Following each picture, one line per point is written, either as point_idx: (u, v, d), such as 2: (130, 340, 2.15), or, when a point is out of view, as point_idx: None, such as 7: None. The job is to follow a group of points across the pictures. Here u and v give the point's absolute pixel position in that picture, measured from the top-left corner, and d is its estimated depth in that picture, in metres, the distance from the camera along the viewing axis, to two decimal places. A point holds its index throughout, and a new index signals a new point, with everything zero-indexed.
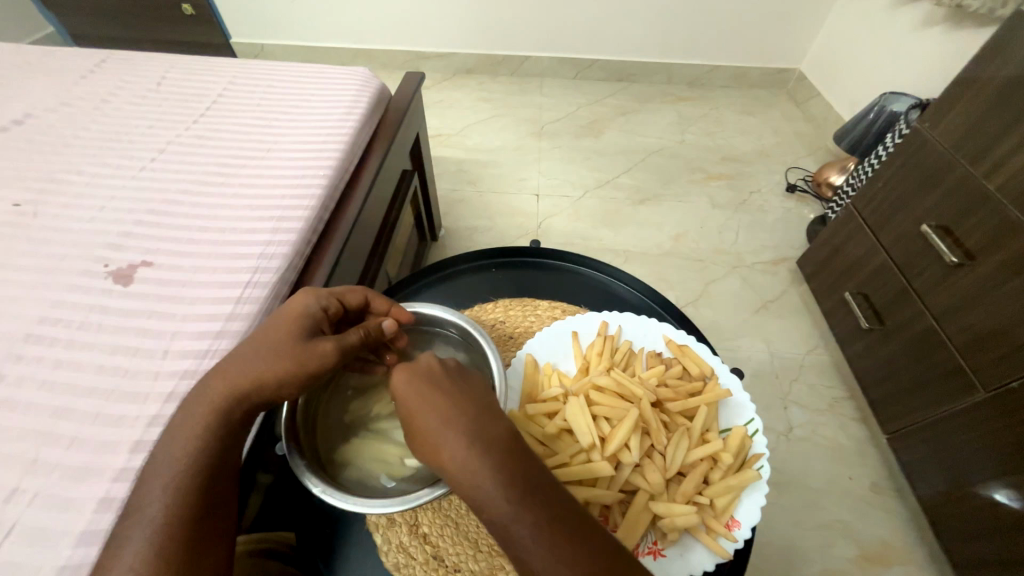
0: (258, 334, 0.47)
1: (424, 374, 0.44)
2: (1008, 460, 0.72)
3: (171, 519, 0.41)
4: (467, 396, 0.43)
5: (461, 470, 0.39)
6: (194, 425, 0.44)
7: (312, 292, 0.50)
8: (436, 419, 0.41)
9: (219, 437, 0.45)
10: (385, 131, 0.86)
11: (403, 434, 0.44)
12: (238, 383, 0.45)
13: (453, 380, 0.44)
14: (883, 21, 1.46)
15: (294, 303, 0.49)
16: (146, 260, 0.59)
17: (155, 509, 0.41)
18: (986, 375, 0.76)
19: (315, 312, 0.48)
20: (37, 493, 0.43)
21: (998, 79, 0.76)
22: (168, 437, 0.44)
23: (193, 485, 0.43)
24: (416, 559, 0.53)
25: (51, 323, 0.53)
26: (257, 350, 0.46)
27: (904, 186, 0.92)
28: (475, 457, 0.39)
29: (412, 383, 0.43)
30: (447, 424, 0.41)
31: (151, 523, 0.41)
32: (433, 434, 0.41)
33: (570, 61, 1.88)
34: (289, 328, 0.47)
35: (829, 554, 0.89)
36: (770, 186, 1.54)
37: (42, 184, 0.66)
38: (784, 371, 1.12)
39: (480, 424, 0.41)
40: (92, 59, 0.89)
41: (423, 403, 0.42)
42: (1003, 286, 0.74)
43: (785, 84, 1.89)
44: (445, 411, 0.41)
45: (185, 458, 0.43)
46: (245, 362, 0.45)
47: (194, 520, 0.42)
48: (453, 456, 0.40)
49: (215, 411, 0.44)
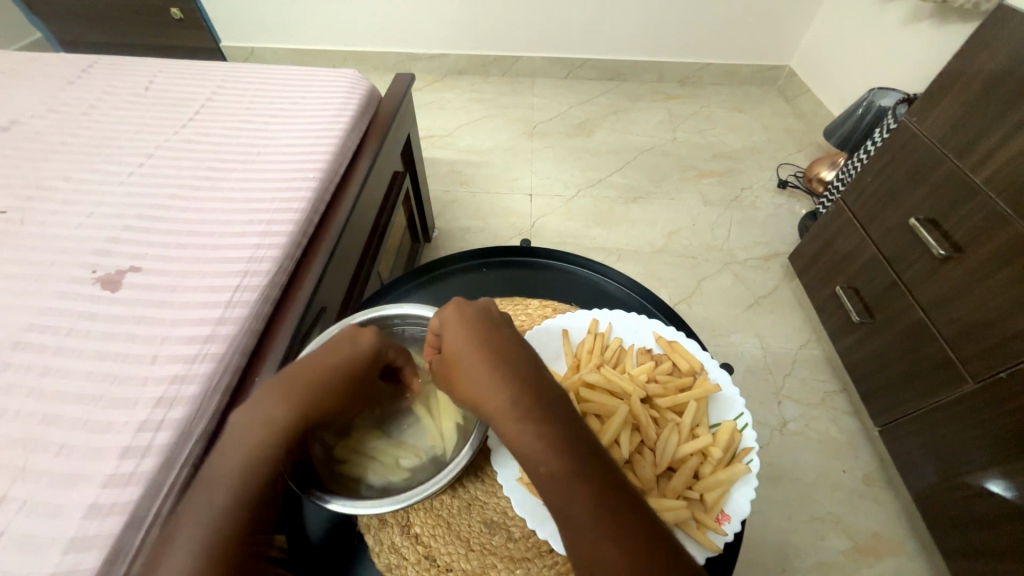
0: (335, 369, 0.47)
1: (469, 315, 0.46)
2: (997, 449, 0.73)
3: (219, 552, 0.39)
4: (508, 342, 0.45)
5: (500, 407, 0.41)
6: (250, 455, 0.43)
7: (385, 338, 0.51)
8: (475, 360, 0.43)
9: (274, 467, 0.44)
10: (375, 133, 0.86)
11: (445, 379, 0.46)
12: (309, 419, 0.45)
13: (493, 326, 0.46)
14: (871, 18, 1.48)
15: (361, 345, 0.49)
16: (134, 265, 0.58)
17: (197, 533, 0.39)
18: (975, 366, 0.77)
19: (374, 355, 0.50)
20: (25, 501, 0.42)
21: (983, 73, 0.77)
22: (225, 466, 0.42)
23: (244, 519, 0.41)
24: (407, 560, 0.52)
25: (39, 330, 0.52)
26: (323, 383, 0.46)
27: (893, 180, 0.93)
28: (514, 393, 0.42)
29: (455, 324, 0.46)
30: (488, 365, 0.43)
31: (203, 555, 0.39)
32: (474, 373, 0.43)
33: (561, 60, 1.88)
34: (353, 369, 0.48)
35: (823, 547, 0.90)
36: (762, 182, 1.55)
37: (28, 191, 0.65)
38: (777, 365, 1.13)
39: (519, 367, 0.43)
40: (80, 64, 0.88)
41: (465, 342, 0.44)
42: (990, 277, 0.75)
43: (775, 81, 1.91)
44: (485, 353, 0.43)
45: (239, 490, 0.42)
46: (322, 397, 0.46)
47: (242, 554, 0.41)
48: (493, 389, 0.42)
49: (279, 442, 0.44)
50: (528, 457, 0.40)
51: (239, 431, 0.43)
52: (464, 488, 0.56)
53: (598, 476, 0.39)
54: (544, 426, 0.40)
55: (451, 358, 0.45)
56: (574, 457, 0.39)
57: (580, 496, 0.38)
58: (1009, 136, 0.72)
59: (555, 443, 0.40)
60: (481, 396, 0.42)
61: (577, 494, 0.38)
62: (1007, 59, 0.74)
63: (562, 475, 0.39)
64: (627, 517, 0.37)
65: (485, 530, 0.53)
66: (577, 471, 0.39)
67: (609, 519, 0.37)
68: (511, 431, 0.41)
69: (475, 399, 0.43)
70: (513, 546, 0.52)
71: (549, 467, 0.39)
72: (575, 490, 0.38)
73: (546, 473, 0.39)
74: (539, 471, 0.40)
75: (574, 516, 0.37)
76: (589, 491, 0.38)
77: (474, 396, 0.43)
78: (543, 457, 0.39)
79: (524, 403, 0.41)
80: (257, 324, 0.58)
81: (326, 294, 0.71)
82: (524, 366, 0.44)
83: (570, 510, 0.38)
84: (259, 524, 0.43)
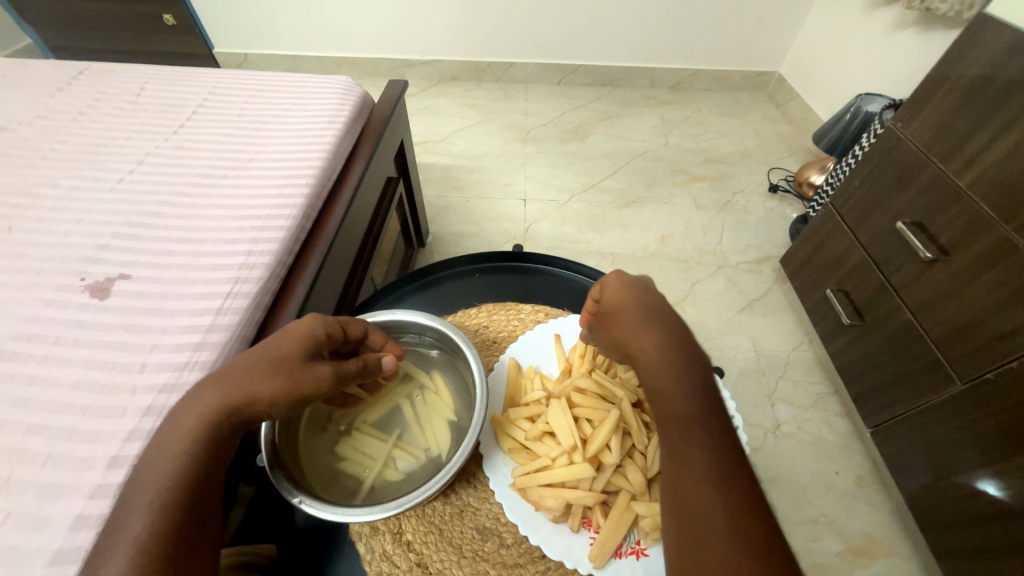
0: (258, 348, 0.46)
1: (634, 284, 0.51)
2: (986, 449, 0.74)
3: (150, 538, 0.38)
4: (660, 306, 0.49)
5: (647, 353, 0.46)
6: (179, 439, 0.42)
7: (320, 316, 0.49)
8: (633, 314, 0.48)
9: (204, 448, 0.42)
10: (368, 139, 0.86)
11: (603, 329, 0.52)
12: (233, 394, 0.43)
13: (658, 293, 0.50)
14: (858, 24, 1.50)
15: (300, 325, 0.48)
16: (123, 272, 0.58)
17: (137, 528, 0.39)
18: (962, 367, 0.78)
19: (319, 337, 0.48)
20: (9, 513, 0.42)
21: (964, 81, 0.78)
22: (152, 450, 0.43)
23: (178, 503, 0.40)
24: (399, 567, 0.51)
25: (26, 339, 0.52)
26: (257, 368, 0.45)
27: (880, 184, 0.94)
28: (658, 346, 0.46)
29: (621, 284, 0.50)
30: (645, 318, 0.48)
31: (136, 540, 0.38)
32: (632, 320, 0.48)
33: (554, 67, 1.90)
34: (292, 349, 0.46)
35: (816, 549, 0.90)
36: (753, 187, 1.56)
37: (17, 198, 0.65)
38: (770, 368, 1.14)
39: (669, 325, 0.47)
40: (70, 71, 0.87)
41: (628, 298, 0.49)
42: (977, 279, 0.76)
43: (765, 86, 1.93)
44: (643, 310, 0.48)
45: (170, 473, 0.41)
46: (245, 374, 0.44)
47: (177, 538, 0.39)
48: (641, 341, 0.47)
49: (205, 424, 0.43)
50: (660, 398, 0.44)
51: (170, 418, 0.44)
52: (456, 494, 0.56)
53: (720, 435, 0.42)
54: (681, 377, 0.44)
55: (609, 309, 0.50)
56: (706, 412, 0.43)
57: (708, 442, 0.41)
58: (992, 140, 0.74)
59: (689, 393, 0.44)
60: (631, 340, 0.47)
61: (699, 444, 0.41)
62: (986, 66, 0.75)
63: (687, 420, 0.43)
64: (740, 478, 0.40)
65: (478, 536, 0.53)
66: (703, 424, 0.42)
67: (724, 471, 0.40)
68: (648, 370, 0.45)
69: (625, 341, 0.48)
70: (505, 553, 0.52)
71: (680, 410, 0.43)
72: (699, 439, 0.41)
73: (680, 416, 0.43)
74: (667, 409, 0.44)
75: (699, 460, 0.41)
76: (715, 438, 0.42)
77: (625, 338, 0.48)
78: (676, 399, 0.43)
79: (663, 358, 0.45)
80: (248, 331, 0.58)
81: (319, 301, 0.70)
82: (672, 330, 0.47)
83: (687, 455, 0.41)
84: (202, 508, 0.41)
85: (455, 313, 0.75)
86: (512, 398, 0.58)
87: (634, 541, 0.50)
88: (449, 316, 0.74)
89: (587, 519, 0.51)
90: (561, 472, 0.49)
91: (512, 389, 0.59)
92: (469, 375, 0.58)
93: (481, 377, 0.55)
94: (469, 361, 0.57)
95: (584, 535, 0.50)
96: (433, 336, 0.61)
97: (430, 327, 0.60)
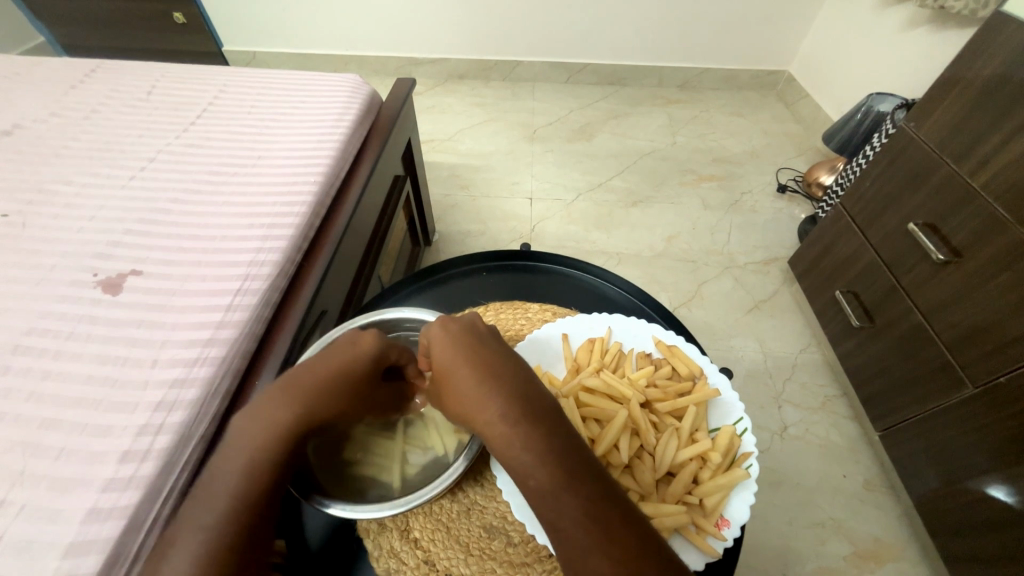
0: (328, 363, 0.47)
1: (460, 335, 0.45)
2: (998, 454, 0.73)
3: (216, 552, 0.39)
4: (495, 355, 0.45)
5: (494, 421, 0.41)
6: (250, 449, 0.43)
7: (390, 337, 0.50)
8: (466, 377, 0.43)
9: (277, 462, 0.43)
10: (376, 137, 0.86)
11: (436, 390, 0.46)
12: (309, 413, 0.45)
13: (482, 339, 0.46)
14: (870, 22, 1.48)
15: (378, 348, 0.49)
16: (135, 268, 0.58)
17: (200, 541, 0.39)
18: (975, 371, 0.77)
19: (387, 362, 0.50)
20: (24, 505, 0.42)
21: (979, 80, 0.77)
22: (220, 456, 0.43)
23: (243, 518, 0.41)
24: (407, 564, 0.51)
25: (39, 334, 0.52)
26: (336, 389, 0.46)
27: (891, 184, 0.94)
28: (505, 405, 0.41)
29: (444, 341, 0.45)
30: (478, 381, 0.42)
31: (199, 552, 0.39)
32: (464, 386, 0.43)
33: (561, 65, 1.89)
34: (368, 371, 0.48)
35: (823, 552, 0.90)
36: (761, 187, 1.55)
37: (30, 195, 0.65)
38: (777, 370, 1.13)
39: (507, 376, 0.43)
40: (82, 69, 0.88)
41: (458, 356, 0.44)
42: (989, 282, 0.75)
43: (774, 86, 1.92)
44: (474, 367, 0.43)
45: (236, 484, 0.42)
46: (315, 390, 0.45)
47: (240, 553, 0.40)
48: (484, 406, 0.42)
49: (280, 441, 0.44)
50: (521, 474, 0.40)
51: (238, 425, 0.44)
52: (463, 493, 0.56)
53: (587, 484, 0.39)
54: (533, 439, 0.40)
55: (447, 380, 0.44)
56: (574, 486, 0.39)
57: (566, 505, 0.38)
58: (1009, 140, 0.72)
59: (546, 454, 0.40)
60: (475, 413, 0.42)
61: (573, 508, 0.38)
62: (1003, 65, 0.74)
63: (550, 489, 0.39)
64: (612, 527, 0.38)
65: (485, 534, 0.53)
66: (569, 482, 0.39)
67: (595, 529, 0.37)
68: (503, 444, 0.41)
69: (468, 414, 0.43)
70: (512, 551, 0.52)
71: (538, 482, 0.39)
72: (563, 504, 0.38)
73: (539, 493, 0.39)
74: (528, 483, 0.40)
75: (566, 528, 0.38)
76: (575, 493, 0.38)
77: (467, 409, 0.43)
78: (537, 472, 0.39)
79: (514, 418, 0.41)
80: (257, 328, 0.58)
81: (327, 299, 0.71)
82: (513, 380, 0.43)
83: (558, 530, 0.38)
84: (264, 522, 0.42)
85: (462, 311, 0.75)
86: None
87: None
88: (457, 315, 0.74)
89: None
90: None
91: None
92: None
93: None
94: None
95: None
96: None
97: None
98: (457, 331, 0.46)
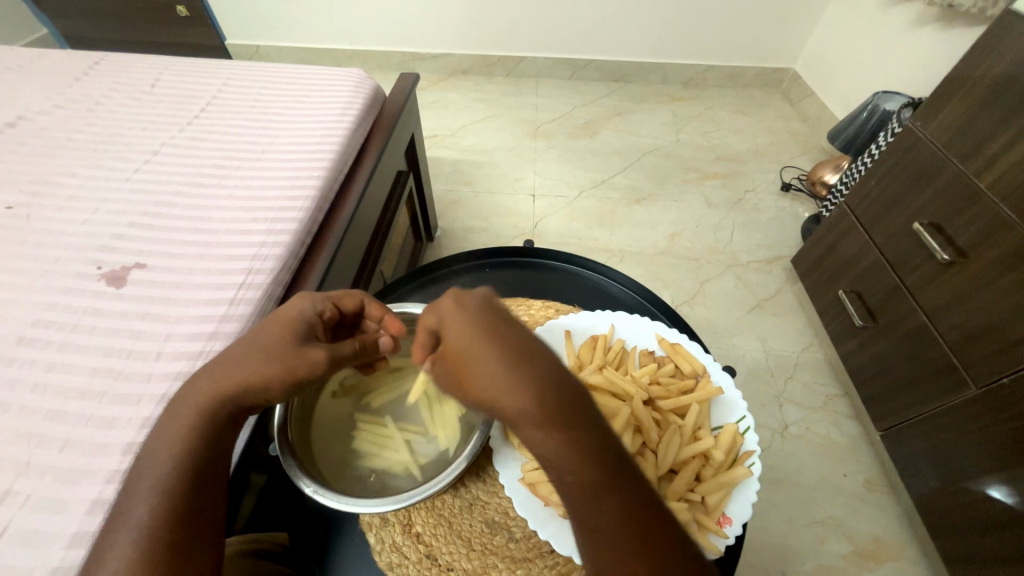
0: (251, 336, 0.46)
1: (478, 314, 0.41)
2: (999, 454, 0.73)
3: (157, 521, 0.40)
4: (522, 333, 0.40)
5: (523, 415, 0.37)
6: (178, 425, 0.44)
7: (307, 296, 0.49)
8: (488, 362, 0.38)
9: (208, 428, 0.44)
10: (380, 133, 0.86)
11: (446, 371, 0.42)
12: (226, 381, 0.44)
13: (501, 317, 0.41)
14: (876, 20, 1.48)
15: (289, 308, 0.48)
16: (139, 261, 0.58)
17: (141, 513, 0.40)
18: (978, 371, 0.77)
19: (309, 318, 0.48)
20: (30, 495, 0.43)
21: (987, 80, 0.77)
22: (153, 438, 0.44)
23: (180, 488, 0.41)
24: (409, 559, 0.52)
25: (44, 326, 0.53)
26: (248, 353, 0.45)
27: (897, 184, 0.93)
28: (536, 397, 0.37)
29: (461, 318, 0.40)
30: (500, 370, 0.38)
31: (138, 524, 0.40)
32: (482, 372, 0.38)
33: (565, 61, 1.88)
34: (281, 332, 0.46)
35: (822, 551, 0.90)
36: (765, 186, 1.54)
37: (35, 187, 0.65)
38: (779, 369, 1.13)
39: (537, 360, 0.39)
40: (86, 61, 0.88)
41: (475, 340, 0.39)
42: (994, 282, 0.75)
43: (779, 84, 1.91)
44: (505, 346, 0.39)
45: (172, 461, 0.42)
46: (235, 360, 0.45)
47: (180, 522, 0.40)
48: (510, 397, 0.37)
49: (202, 410, 0.44)
50: (553, 468, 0.37)
51: (171, 404, 0.45)
52: (465, 488, 0.56)
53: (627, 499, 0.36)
54: (571, 434, 0.37)
55: (463, 360, 0.39)
56: (616, 491, 0.36)
57: (601, 502, 0.35)
58: (1016, 140, 0.72)
59: (585, 454, 0.37)
60: (500, 400, 0.38)
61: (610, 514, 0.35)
62: (1012, 64, 0.73)
63: (589, 485, 0.36)
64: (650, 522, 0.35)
65: (487, 529, 0.53)
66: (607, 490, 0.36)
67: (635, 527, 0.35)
68: (536, 435, 0.37)
69: (498, 408, 0.38)
70: (514, 547, 0.52)
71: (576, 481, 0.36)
72: (606, 502, 0.35)
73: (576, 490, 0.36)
74: (571, 488, 0.36)
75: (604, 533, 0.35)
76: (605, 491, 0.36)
77: (491, 400, 0.38)
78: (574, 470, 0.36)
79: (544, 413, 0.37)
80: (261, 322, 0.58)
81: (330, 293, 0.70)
82: (537, 365, 0.39)
83: (603, 532, 0.35)
84: (204, 491, 0.42)
85: None
86: None
87: None
88: None
89: None
90: None
91: None
92: None
93: None
94: None
95: None
96: None
97: None
98: (476, 311, 0.41)
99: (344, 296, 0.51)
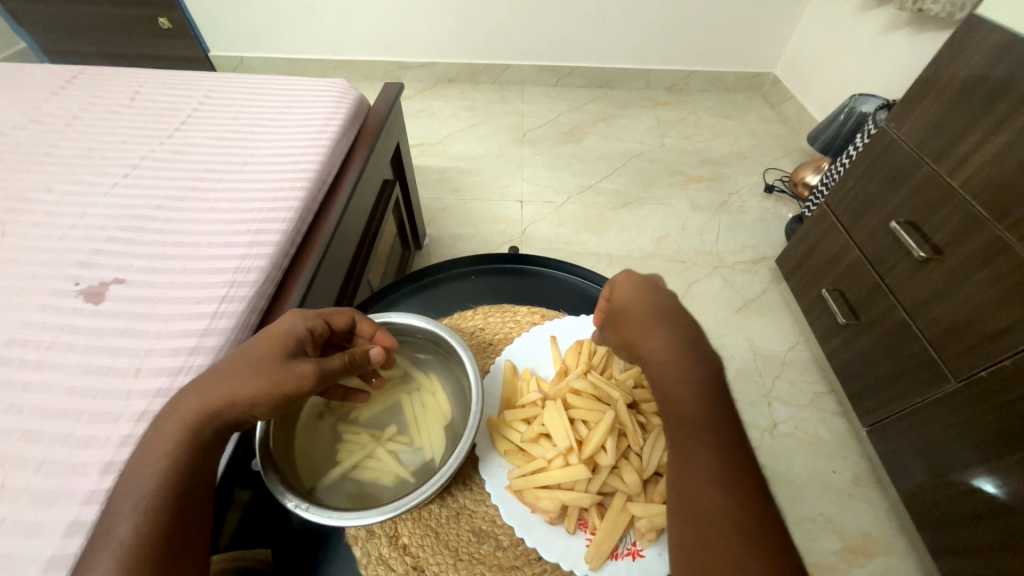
0: (241, 351, 0.46)
1: (644, 283, 0.50)
2: (982, 446, 0.74)
3: (140, 541, 0.39)
4: (672, 302, 0.49)
5: (659, 351, 0.45)
6: (163, 442, 0.43)
7: (299, 314, 0.49)
8: (642, 313, 0.47)
9: (195, 445, 0.43)
10: (363, 142, 0.86)
11: (611, 326, 0.52)
12: (212, 397, 0.43)
13: (663, 288, 0.50)
14: (851, 24, 1.51)
15: (279, 325, 0.48)
16: (118, 277, 0.58)
17: (125, 533, 0.39)
18: (956, 365, 0.78)
19: (299, 334, 0.47)
20: (3, 520, 0.42)
21: (956, 80, 0.79)
22: (137, 456, 0.43)
23: (165, 506, 0.41)
24: (396, 571, 0.51)
25: (19, 344, 0.52)
26: (239, 365, 0.44)
27: (874, 184, 0.95)
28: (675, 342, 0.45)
29: (628, 283, 0.51)
30: (651, 319, 0.47)
31: (121, 544, 0.39)
32: (636, 319, 0.47)
33: (550, 69, 1.90)
34: (270, 347, 0.46)
35: (813, 548, 0.90)
36: (749, 187, 1.57)
37: (11, 204, 0.64)
38: (766, 368, 1.14)
39: (681, 322, 0.46)
40: (64, 75, 0.87)
41: (638, 299, 0.49)
42: (969, 277, 0.76)
43: (761, 88, 1.94)
44: (653, 307, 0.48)
45: (156, 478, 0.42)
46: (226, 373, 0.44)
47: (163, 542, 0.39)
48: (652, 338, 0.45)
49: (188, 428, 0.43)
50: (669, 401, 0.43)
51: (156, 421, 0.44)
52: (452, 497, 0.56)
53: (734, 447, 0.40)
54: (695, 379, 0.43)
55: (621, 313, 0.50)
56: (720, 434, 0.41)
57: (706, 439, 0.41)
58: (986, 138, 0.74)
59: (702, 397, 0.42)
60: (643, 340, 0.46)
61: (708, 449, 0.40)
62: (980, 64, 0.75)
63: (697, 420, 0.42)
64: (754, 487, 0.39)
65: (474, 538, 0.53)
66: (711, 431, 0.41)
67: (737, 479, 0.39)
68: (661, 371, 0.44)
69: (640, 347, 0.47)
70: (502, 555, 0.52)
71: (687, 415, 0.42)
72: (705, 436, 0.41)
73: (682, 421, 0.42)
74: (678, 418, 0.42)
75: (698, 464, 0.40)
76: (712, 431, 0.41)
77: (636, 340, 0.47)
78: (687, 404, 0.42)
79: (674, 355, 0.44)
80: (244, 335, 0.58)
81: (316, 304, 0.70)
82: (678, 324, 0.46)
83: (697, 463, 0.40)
84: (189, 508, 0.42)
85: (450, 315, 0.75)
86: (507, 399, 0.59)
87: (631, 542, 0.49)
88: (445, 318, 0.74)
89: (584, 520, 0.51)
90: (557, 474, 0.49)
91: (509, 390, 0.60)
92: (464, 375, 0.58)
93: (475, 377, 0.55)
94: (463, 361, 0.57)
95: (581, 537, 0.50)
96: (424, 338, 0.61)
97: (420, 328, 0.60)
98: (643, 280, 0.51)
99: (336, 312, 0.51)
